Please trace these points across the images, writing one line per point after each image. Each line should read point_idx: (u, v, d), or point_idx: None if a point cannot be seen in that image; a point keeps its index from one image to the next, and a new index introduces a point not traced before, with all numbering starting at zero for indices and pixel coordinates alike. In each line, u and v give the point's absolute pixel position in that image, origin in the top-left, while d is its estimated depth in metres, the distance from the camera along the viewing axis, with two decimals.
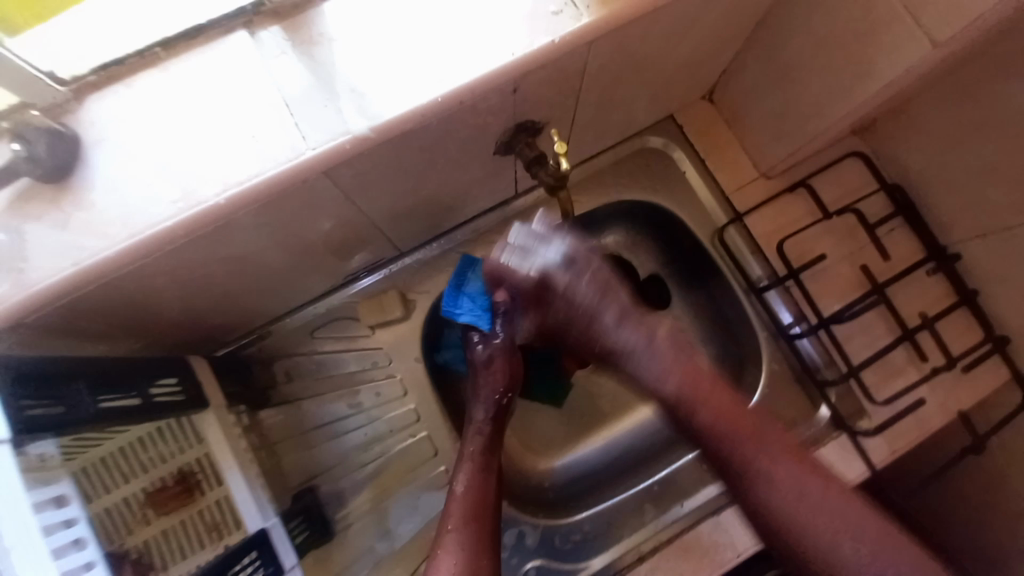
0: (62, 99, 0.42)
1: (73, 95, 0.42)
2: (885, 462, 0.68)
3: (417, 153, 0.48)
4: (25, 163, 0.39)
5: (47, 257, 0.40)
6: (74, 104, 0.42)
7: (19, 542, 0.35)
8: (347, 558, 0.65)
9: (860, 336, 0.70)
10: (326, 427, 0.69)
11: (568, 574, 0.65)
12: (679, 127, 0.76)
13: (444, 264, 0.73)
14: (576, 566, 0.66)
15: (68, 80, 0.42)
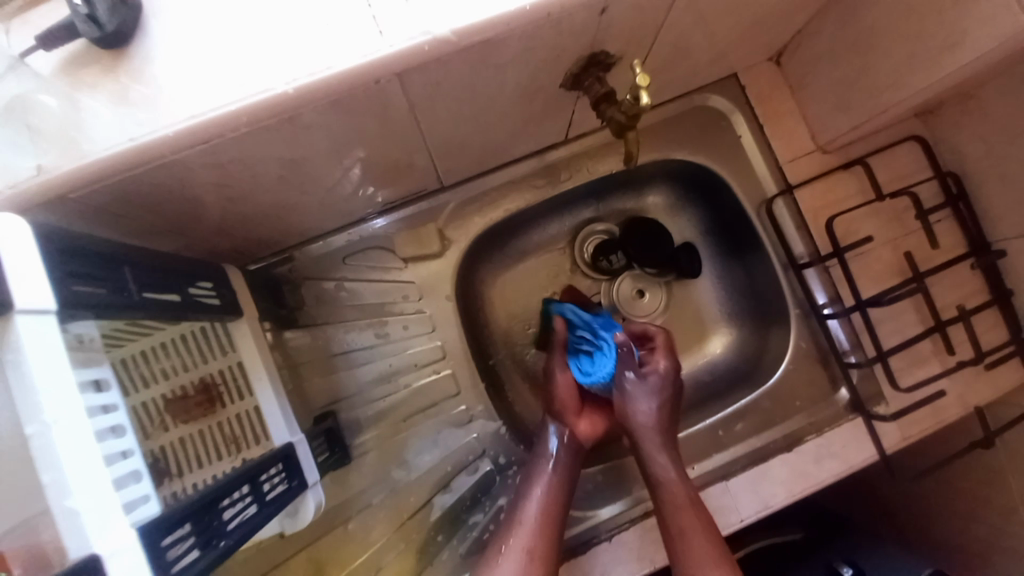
0: None
1: None
2: (895, 447, 0.70)
3: (491, 71, 0.45)
4: (80, 20, 0.37)
5: (102, 131, 0.37)
6: None
7: (63, 419, 0.32)
8: (363, 483, 0.65)
9: (890, 323, 0.70)
10: (351, 355, 0.68)
11: (577, 520, 0.66)
12: (741, 88, 0.73)
13: (484, 204, 0.71)
14: (585, 513, 0.67)
15: None
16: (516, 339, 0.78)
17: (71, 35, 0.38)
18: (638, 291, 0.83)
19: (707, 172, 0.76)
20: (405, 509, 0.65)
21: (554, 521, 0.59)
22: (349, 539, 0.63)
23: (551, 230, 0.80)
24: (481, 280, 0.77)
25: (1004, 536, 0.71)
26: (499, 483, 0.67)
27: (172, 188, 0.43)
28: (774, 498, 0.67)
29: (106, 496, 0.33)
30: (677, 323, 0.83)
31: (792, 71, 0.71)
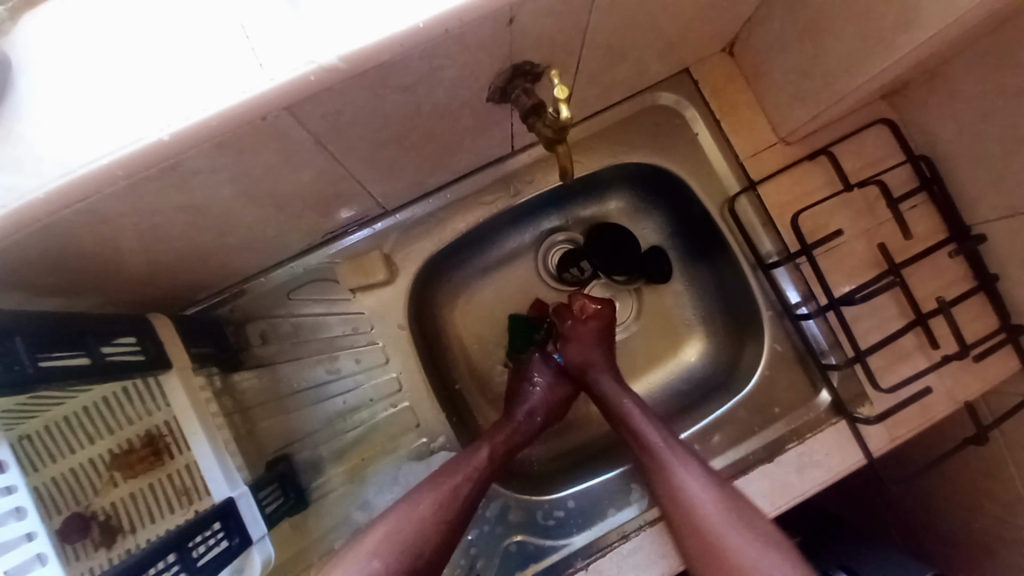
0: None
1: (9, 15, 0.37)
2: (883, 449, 0.66)
3: (399, 93, 0.42)
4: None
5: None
6: (9, 24, 0.37)
7: None
8: (324, 527, 0.63)
9: (869, 318, 0.66)
10: (307, 392, 0.65)
11: (549, 550, 0.63)
12: (694, 84, 0.70)
13: (432, 226, 0.68)
14: (556, 543, 0.63)
15: None
16: (481, 361, 0.75)
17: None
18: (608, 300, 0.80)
19: (665, 173, 0.73)
20: None
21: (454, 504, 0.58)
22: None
23: (510, 244, 0.77)
24: (439, 303, 0.74)
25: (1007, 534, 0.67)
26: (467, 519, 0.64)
27: (62, 246, 0.40)
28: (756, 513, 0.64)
29: None
30: (651, 329, 0.80)
31: (746, 61, 0.67)
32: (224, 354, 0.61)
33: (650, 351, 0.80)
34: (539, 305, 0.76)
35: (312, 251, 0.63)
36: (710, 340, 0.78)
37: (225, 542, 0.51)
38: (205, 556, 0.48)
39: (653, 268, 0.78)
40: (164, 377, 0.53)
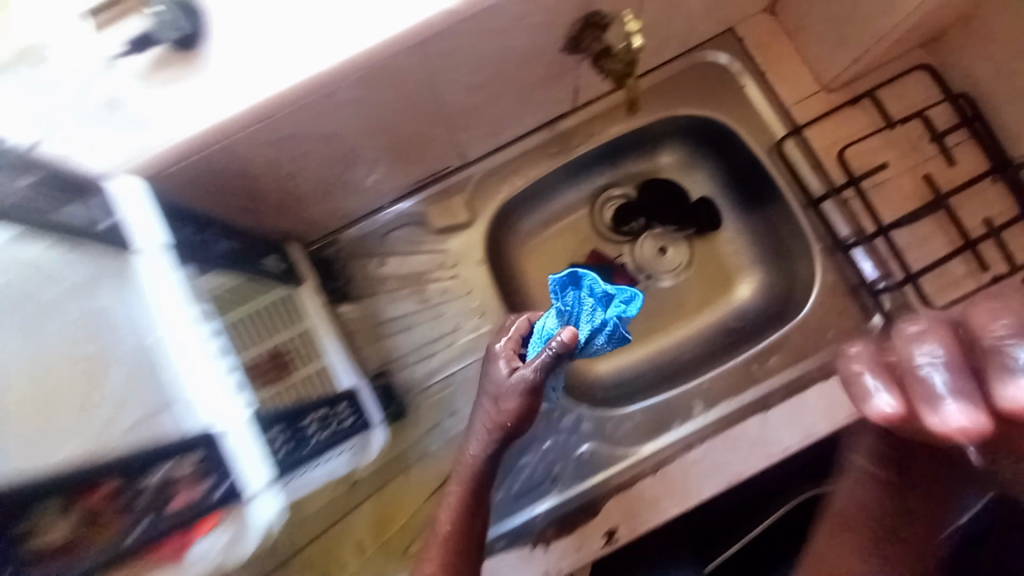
0: None
1: None
2: (938, 371, 0.69)
3: (494, 37, 0.52)
4: (165, 28, 0.46)
5: (179, 115, 0.46)
6: None
7: (193, 334, 0.45)
8: (420, 433, 0.72)
9: (918, 246, 0.70)
10: (398, 321, 0.75)
11: (619, 457, 0.71)
12: (739, 42, 0.77)
13: (504, 177, 0.77)
14: (626, 451, 0.71)
15: None
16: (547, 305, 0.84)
17: (152, 44, 0.47)
18: (660, 249, 0.87)
19: (713, 125, 0.80)
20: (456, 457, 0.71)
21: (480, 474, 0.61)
22: (411, 482, 0.71)
23: (570, 197, 0.85)
24: (508, 251, 0.82)
25: None
26: (541, 427, 0.73)
27: (234, 164, 0.51)
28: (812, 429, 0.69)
29: (230, 391, 0.45)
30: (702, 275, 0.86)
31: (787, 18, 0.74)
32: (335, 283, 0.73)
33: (702, 295, 0.86)
34: (597, 254, 0.86)
35: (405, 197, 0.74)
36: (760, 282, 0.83)
37: (351, 420, 0.62)
38: (336, 426, 0.60)
39: (702, 218, 0.85)
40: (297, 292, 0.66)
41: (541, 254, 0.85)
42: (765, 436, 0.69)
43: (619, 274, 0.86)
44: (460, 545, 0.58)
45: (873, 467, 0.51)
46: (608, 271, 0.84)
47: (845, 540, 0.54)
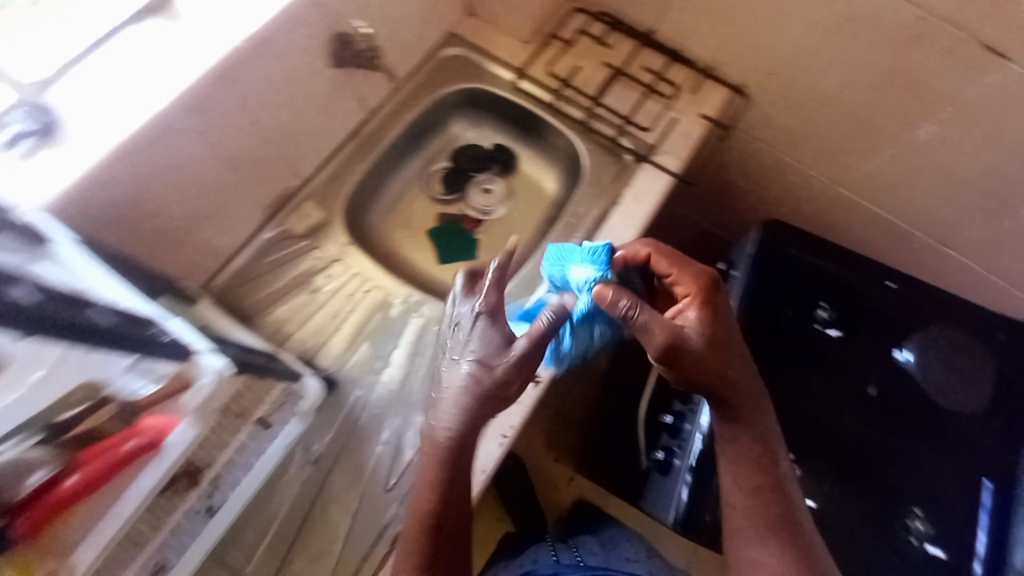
0: (24, 89, 0.63)
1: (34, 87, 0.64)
2: (675, 164, 1.03)
3: (274, 61, 0.79)
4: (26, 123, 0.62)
5: (60, 173, 0.61)
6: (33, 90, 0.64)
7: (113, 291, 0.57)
8: (358, 387, 0.86)
9: (624, 102, 1.05)
10: (300, 315, 0.90)
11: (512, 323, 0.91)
12: (460, 36, 1.10)
13: (340, 179, 0.99)
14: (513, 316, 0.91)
15: (29, 79, 0.64)
16: (427, 258, 1.09)
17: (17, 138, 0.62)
18: (485, 190, 1.16)
19: (473, 92, 1.10)
20: (394, 386, 0.86)
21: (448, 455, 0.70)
22: (366, 428, 0.83)
23: (403, 182, 1.11)
24: (372, 233, 1.05)
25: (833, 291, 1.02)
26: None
27: (115, 204, 0.68)
28: (622, 240, 0.97)
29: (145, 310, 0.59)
30: (520, 197, 1.16)
31: (480, 11, 1.09)
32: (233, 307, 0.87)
33: (526, 210, 1.16)
34: (442, 215, 1.13)
35: (266, 222, 0.92)
36: (557, 175, 1.14)
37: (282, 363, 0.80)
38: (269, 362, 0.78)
39: (500, 157, 1.15)
40: (198, 307, 0.81)
41: (399, 228, 1.09)
42: None
43: (465, 220, 1.14)
44: (444, 528, 0.68)
45: (752, 462, 0.74)
46: (455, 223, 1.13)
47: (765, 540, 0.70)
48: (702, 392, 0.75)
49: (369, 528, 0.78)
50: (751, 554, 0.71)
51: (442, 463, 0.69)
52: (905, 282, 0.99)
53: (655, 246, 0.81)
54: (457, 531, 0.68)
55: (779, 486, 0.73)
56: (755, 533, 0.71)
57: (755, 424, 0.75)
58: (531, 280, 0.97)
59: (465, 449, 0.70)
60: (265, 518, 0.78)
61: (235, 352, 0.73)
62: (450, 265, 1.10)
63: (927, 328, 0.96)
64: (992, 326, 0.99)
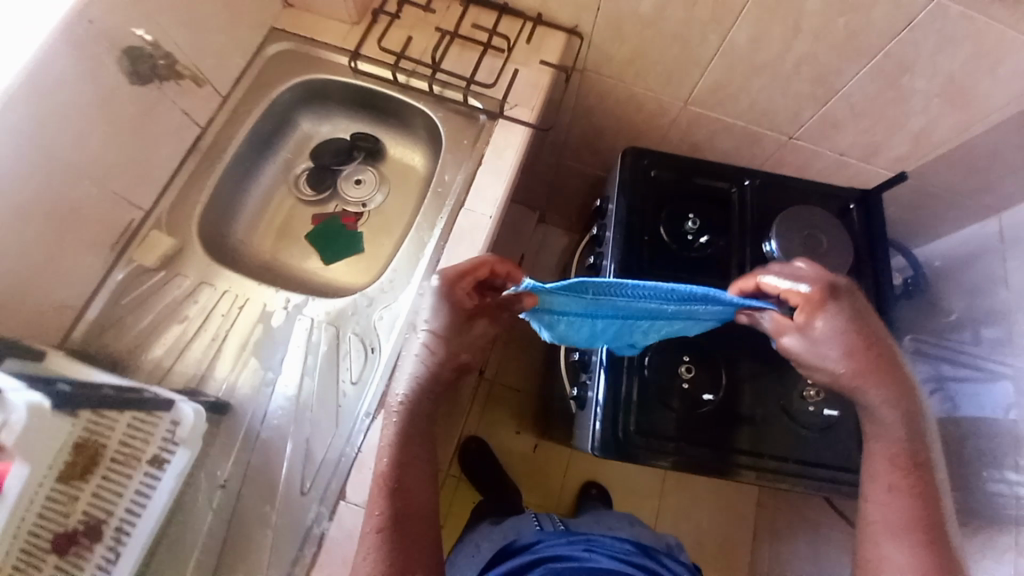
0: None
1: None
2: (527, 113, 1.05)
3: (63, 91, 0.75)
4: None
5: None
6: None
7: None
8: (249, 403, 0.83)
9: (463, 64, 1.07)
10: (175, 347, 0.87)
11: (395, 300, 0.90)
12: (284, 30, 1.09)
13: (187, 203, 0.96)
14: (396, 293, 0.91)
15: None
16: (310, 262, 1.08)
17: None
18: (356, 180, 1.15)
19: (313, 84, 1.10)
20: (287, 392, 0.84)
21: (401, 472, 0.72)
22: (266, 441, 0.81)
23: (266, 190, 1.10)
24: (241, 250, 1.03)
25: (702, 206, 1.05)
26: (335, 326, 0.88)
27: None
28: (493, 195, 0.98)
29: None
30: (394, 181, 1.16)
31: (298, 2, 1.09)
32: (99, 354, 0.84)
33: (402, 192, 1.15)
34: (318, 216, 1.11)
35: (115, 264, 0.89)
36: (421, 148, 1.16)
37: (151, 395, 0.74)
38: (145, 396, 0.73)
39: (364, 145, 1.14)
40: (50, 358, 0.76)
41: (271, 239, 1.07)
42: (471, 219, 0.96)
43: (344, 216, 1.11)
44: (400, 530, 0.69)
45: (897, 461, 0.71)
46: (332, 221, 1.10)
47: (886, 544, 0.68)
48: (900, 489, 0.69)
49: (289, 539, 0.76)
50: (884, 548, 0.67)
51: (389, 482, 0.71)
52: (757, 178, 1.05)
53: (766, 274, 0.75)
54: (423, 525, 0.71)
55: (930, 494, 0.70)
56: (891, 530, 0.68)
57: (894, 425, 0.71)
58: (414, 252, 0.95)
59: (416, 445, 0.74)
60: (179, 559, 0.75)
61: (70, 387, 0.66)
62: (337, 261, 1.08)
63: (786, 215, 1.01)
64: (845, 200, 1.06)
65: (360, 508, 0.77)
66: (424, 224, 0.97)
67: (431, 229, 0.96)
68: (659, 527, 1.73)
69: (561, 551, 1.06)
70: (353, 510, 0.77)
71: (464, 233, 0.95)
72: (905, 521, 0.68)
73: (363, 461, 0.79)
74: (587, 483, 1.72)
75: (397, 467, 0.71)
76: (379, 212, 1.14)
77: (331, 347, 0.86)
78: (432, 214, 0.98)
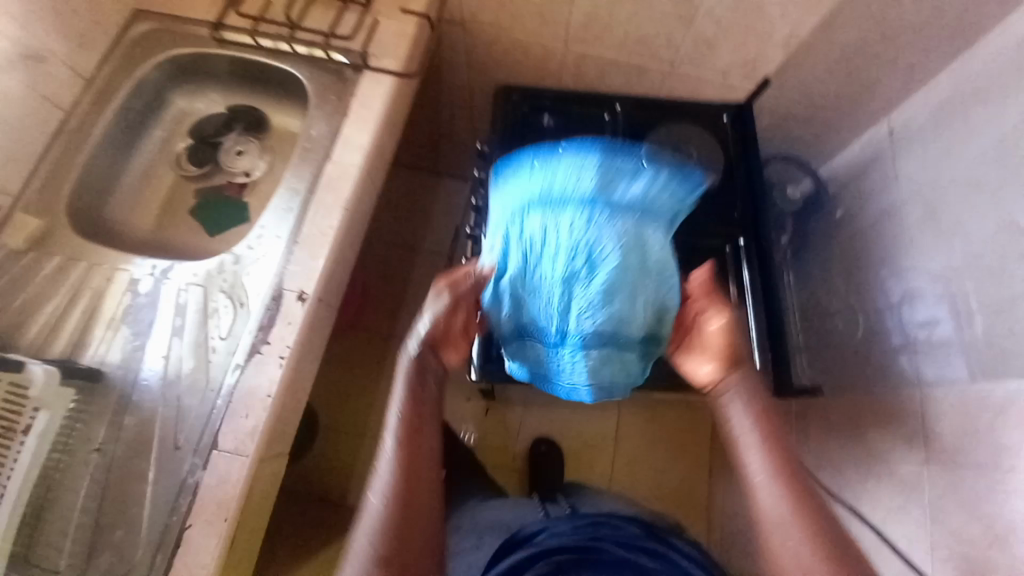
0: None
1: None
2: (390, 61, 1.04)
3: None
4: None
5: None
6: None
7: None
8: (123, 368, 0.85)
9: (326, 21, 1.06)
10: (49, 324, 0.87)
11: (265, 254, 0.92)
12: (146, 7, 1.06)
13: (56, 184, 0.96)
14: (265, 247, 0.92)
15: None
16: (194, 235, 1.09)
17: None
18: (238, 151, 1.15)
19: (183, 61, 1.07)
20: (160, 354, 0.85)
21: (414, 458, 0.72)
22: (141, 401, 0.82)
23: (143, 170, 1.11)
24: (121, 231, 1.04)
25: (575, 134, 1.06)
26: (203, 286, 0.89)
27: None
28: (359, 145, 0.99)
29: None
30: (275, 148, 1.16)
31: None
32: None
33: (284, 157, 1.15)
34: (200, 189, 1.13)
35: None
36: (297, 111, 1.14)
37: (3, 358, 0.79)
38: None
39: (242, 116, 1.15)
40: None
41: (155, 218, 1.09)
42: (337, 170, 0.97)
43: (227, 188, 1.13)
44: (399, 533, 0.68)
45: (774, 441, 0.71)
46: (214, 194, 1.12)
47: (768, 519, 0.67)
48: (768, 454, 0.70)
49: (165, 491, 0.77)
50: (752, 465, 0.70)
51: (403, 466, 0.72)
52: (628, 104, 1.09)
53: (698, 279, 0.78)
54: (424, 488, 0.71)
55: (780, 439, 0.72)
56: (753, 447, 0.71)
57: (737, 351, 0.77)
58: (283, 207, 0.96)
59: (417, 421, 0.75)
60: (61, 523, 0.76)
61: None
62: (222, 232, 1.09)
63: (656, 133, 1.02)
64: (717, 111, 1.09)
65: (232, 454, 0.78)
66: (291, 179, 0.98)
67: (299, 182, 0.98)
68: (616, 479, 1.68)
69: (566, 541, 0.86)
70: (226, 456, 0.78)
71: (331, 184, 0.96)
72: (779, 482, 0.68)
73: (234, 409, 0.81)
74: (536, 439, 1.69)
75: (404, 449, 0.73)
76: (264, 180, 1.14)
77: (201, 308, 0.88)
78: (299, 169, 0.99)
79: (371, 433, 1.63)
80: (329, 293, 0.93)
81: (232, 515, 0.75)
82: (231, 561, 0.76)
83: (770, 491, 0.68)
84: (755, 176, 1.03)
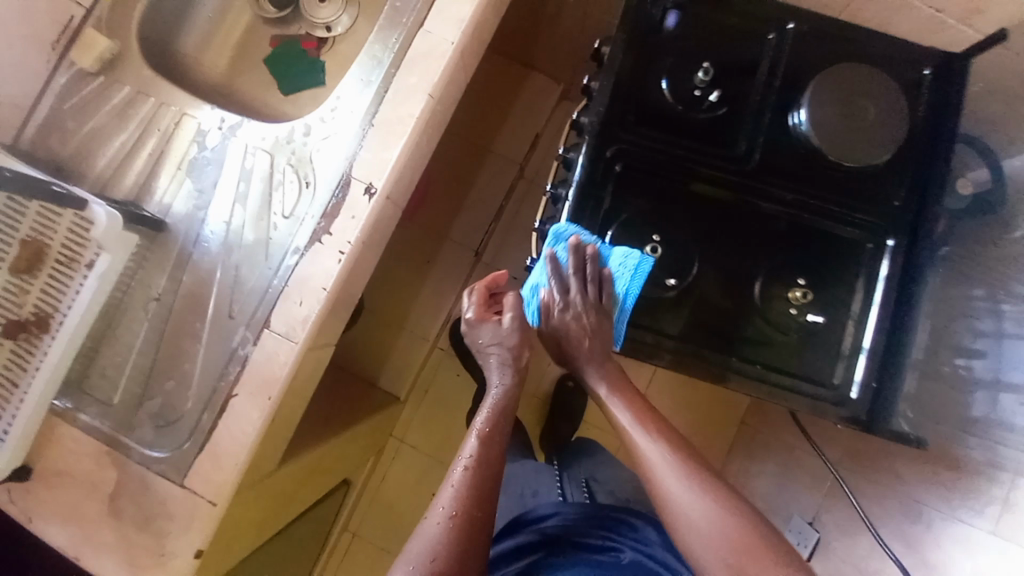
0: None
1: None
2: None
3: None
4: None
5: None
6: None
7: None
8: (185, 225, 0.81)
9: None
10: (115, 160, 0.83)
11: (339, 130, 0.82)
12: None
13: (127, 1, 0.85)
14: (339, 121, 0.82)
15: None
16: (267, 89, 1.00)
17: None
18: None
19: None
20: (221, 217, 0.81)
21: (493, 435, 0.77)
22: (200, 263, 0.80)
23: (219, 2, 0.99)
24: (191, 73, 0.96)
25: (723, 54, 0.84)
26: (269, 153, 0.82)
27: None
28: (460, 20, 0.82)
29: None
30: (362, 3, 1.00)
31: None
32: (46, 161, 0.83)
33: (370, 16, 1.00)
34: (277, 38, 1.01)
35: (59, 68, 0.83)
36: None
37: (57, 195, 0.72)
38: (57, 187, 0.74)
39: None
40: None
41: (227, 61, 1.00)
42: (431, 44, 0.82)
43: (305, 39, 1.00)
44: (472, 497, 0.70)
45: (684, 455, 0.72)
46: (289, 45, 1.00)
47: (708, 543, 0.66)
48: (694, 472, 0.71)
49: (215, 358, 0.78)
50: (687, 506, 0.68)
51: (486, 440, 0.77)
52: (806, 26, 0.83)
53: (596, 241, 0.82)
54: (491, 481, 0.73)
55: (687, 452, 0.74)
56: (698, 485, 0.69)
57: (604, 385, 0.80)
58: (363, 78, 0.83)
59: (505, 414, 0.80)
60: (121, 358, 0.80)
61: None
62: (294, 90, 0.99)
63: (831, 71, 0.78)
64: (919, 60, 0.83)
65: (282, 337, 0.77)
66: (377, 45, 0.84)
67: (387, 51, 0.84)
68: None
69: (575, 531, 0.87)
70: (276, 339, 0.77)
71: (419, 62, 0.81)
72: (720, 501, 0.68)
73: (289, 294, 0.78)
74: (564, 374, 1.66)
75: (494, 417, 0.79)
76: (344, 39, 1.00)
77: (265, 177, 0.81)
78: (387, 33, 0.84)
79: (410, 326, 1.66)
80: (398, 191, 0.83)
81: (276, 395, 0.76)
82: (269, 434, 0.79)
83: (725, 533, 0.66)
84: (932, 161, 0.81)
